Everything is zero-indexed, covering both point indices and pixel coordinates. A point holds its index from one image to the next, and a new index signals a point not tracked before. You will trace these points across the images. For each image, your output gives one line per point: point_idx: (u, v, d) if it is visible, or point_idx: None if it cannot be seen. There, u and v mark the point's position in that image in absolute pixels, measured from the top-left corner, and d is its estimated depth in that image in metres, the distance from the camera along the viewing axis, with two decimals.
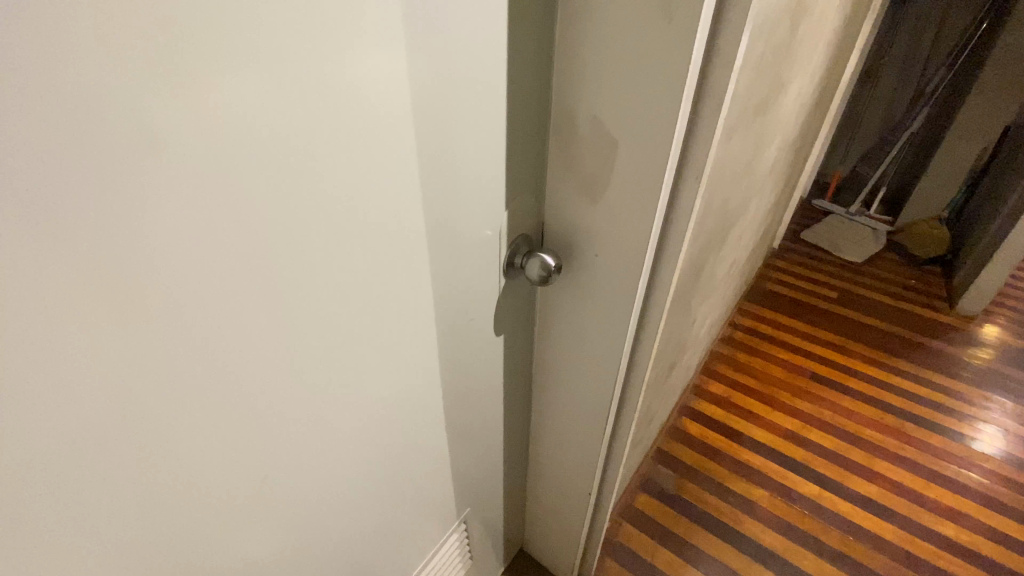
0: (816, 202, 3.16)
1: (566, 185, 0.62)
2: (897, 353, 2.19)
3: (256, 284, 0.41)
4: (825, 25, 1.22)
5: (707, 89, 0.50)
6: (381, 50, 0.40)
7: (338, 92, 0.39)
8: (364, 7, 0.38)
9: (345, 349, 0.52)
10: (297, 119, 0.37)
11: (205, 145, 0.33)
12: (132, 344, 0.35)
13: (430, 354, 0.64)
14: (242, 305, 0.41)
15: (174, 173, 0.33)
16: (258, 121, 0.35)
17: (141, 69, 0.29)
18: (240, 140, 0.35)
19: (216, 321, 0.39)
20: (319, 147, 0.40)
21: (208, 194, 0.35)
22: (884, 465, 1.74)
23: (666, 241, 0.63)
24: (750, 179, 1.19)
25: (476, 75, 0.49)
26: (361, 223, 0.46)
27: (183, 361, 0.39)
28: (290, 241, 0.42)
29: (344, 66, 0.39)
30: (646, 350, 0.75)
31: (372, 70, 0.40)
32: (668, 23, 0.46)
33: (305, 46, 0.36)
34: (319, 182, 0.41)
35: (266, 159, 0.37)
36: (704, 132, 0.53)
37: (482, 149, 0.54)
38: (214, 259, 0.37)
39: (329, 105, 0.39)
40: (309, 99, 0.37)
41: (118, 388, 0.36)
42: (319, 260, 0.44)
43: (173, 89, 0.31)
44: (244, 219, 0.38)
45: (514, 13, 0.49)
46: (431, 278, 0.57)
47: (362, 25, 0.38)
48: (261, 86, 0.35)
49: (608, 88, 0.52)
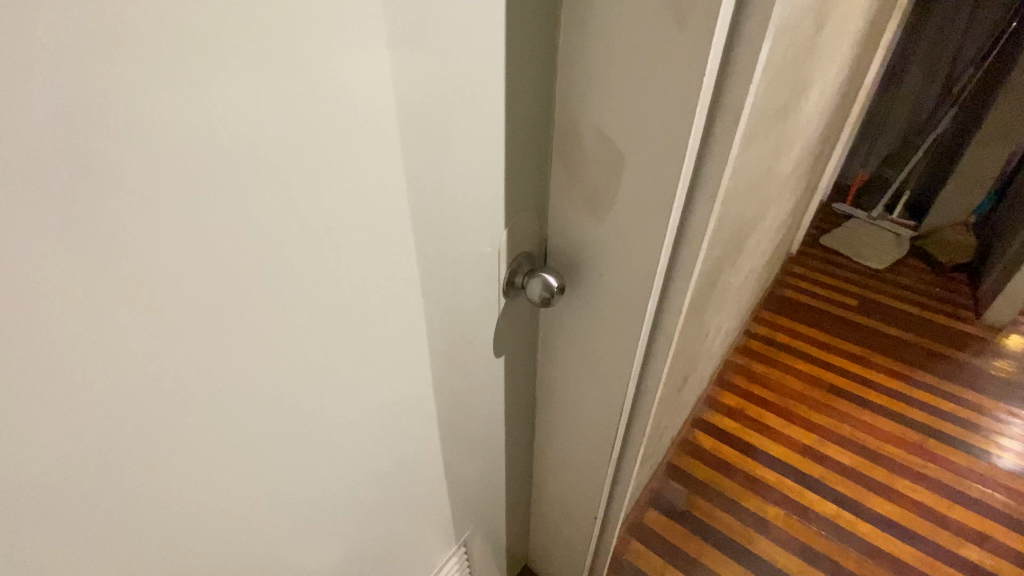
0: (835, 205, 3.07)
1: (570, 201, 0.58)
2: (920, 364, 2.11)
3: (231, 311, 0.38)
4: (850, 25, 1.16)
5: (724, 100, 0.46)
6: (363, 65, 0.37)
7: (317, 106, 0.36)
8: (343, 19, 0.34)
9: (331, 375, 0.49)
10: (269, 140, 0.34)
11: (175, 171, 0.31)
12: (107, 372, 0.33)
13: (425, 375, 0.61)
14: (218, 333, 0.38)
15: (147, 200, 0.31)
16: (228, 139, 0.32)
17: (107, 94, 0.27)
18: (207, 165, 0.32)
19: (191, 350, 0.37)
20: (297, 166, 0.37)
21: (180, 221, 0.33)
22: (906, 484, 1.67)
23: (676, 261, 0.59)
24: (768, 187, 1.13)
25: (471, 88, 0.45)
26: (346, 245, 0.43)
27: (159, 390, 0.37)
28: (266, 266, 0.39)
29: (320, 82, 0.35)
30: (655, 372, 0.71)
31: (353, 86, 0.37)
32: (681, 30, 0.42)
33: (274, 63, 0.32)
34: (293, 205, 0.38)
35: (237, 186, 0.34)
36: (720, 147, 0.49)
37: (479, 165, 0.51)
38: (186, 287, 0.35)
39: (304, 120, 0.36)
40: (284, 114, 0.34)
41: (91, 418, 0.34)
42: (301, 284, 0.42)
43: (139, 113, 0.28)
44: (217, 247, 0.35)
45: (513, 20, 0.45)
46: (424, 300, 0.54)
47: (341, 37, 0.35)
48: (229, 100, 0.32)
49: (615, 100, 0.48)
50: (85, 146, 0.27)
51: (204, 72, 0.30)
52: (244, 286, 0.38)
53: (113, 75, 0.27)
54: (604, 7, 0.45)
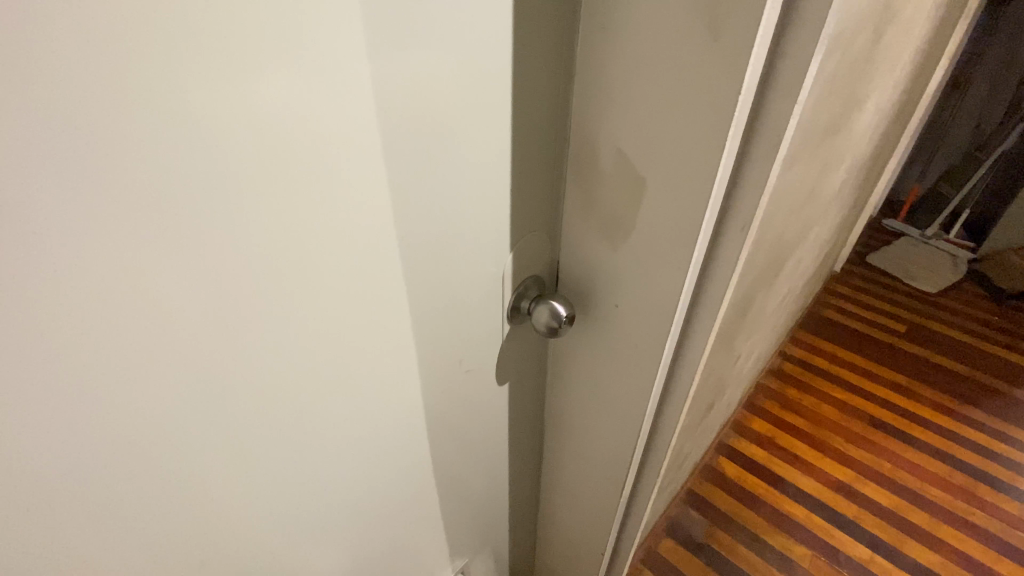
0: (886, 221, 2.88)
1: (584, 225, 0.53)
2: (972, 400, 1.95)
3: (215, 343, 0.36)
4: (914, 29, 1.06)
5: (762, 122, 0.40)
6: (340, 77, 0.33)
7: (289, 117, 0.32)
8: (319, 30, 0.30)
9: (313, 408, 0.45)
10: (235, 162, 0.31)
11: (166, 197, 0.29)
12: (118, 396, 0.32)
13: (420, 404, 0.57)
14: (202, 364, 0.36)
15: (149, 225, 0.29)
16: (186, 153, 0.29)
17: (99, 117, 0.25)
18: (178, 192, 0.29)
19: (185, 380, 0.35)
20: (268, 184, 0.33)
21: (172, 248, 0.31)
22: (949, 531, 1.54)
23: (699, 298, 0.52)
24: (812, 205, 1.04)
25: (472, 103, 0.41)
26: (326, 271, 0.39)
27: (157, 418, 0.35)
28: (239, 292, 0.35)
29: (290, 98, 0.31)
30: (672, 415, 0.64)
31: (330, 102, 0.33)
32: (713, 42, 0.36)
33: (234, 78, 0.29)
34: (265, 234, 0.34)
35: (208, 213, 0.31)
36: (754, 176, 0.42)
37: (480, 185, 0.46)
38: (171, 319, 0.33)
39: (275, 140, 0.32)
40: (251, 126, 0.30)
41: (101, 443, 0.33)
42: (275, 313, 0.38)
43: (125, 137, 0.26)
44: (198, 278, 0.33)
45: (523, 27, 0.40)
46: (417, 329, 0.50)
47: (316, 49, 0.31)
48: (185, 109, 0.28)
49: (636, 118, 0.43)
50: (53, 175, 0.25)
51: (153, 77, 0.26)
52: (211, 315, 0.34)
53: (90, 102, 0.25)
54: (626, 16, 0.40)
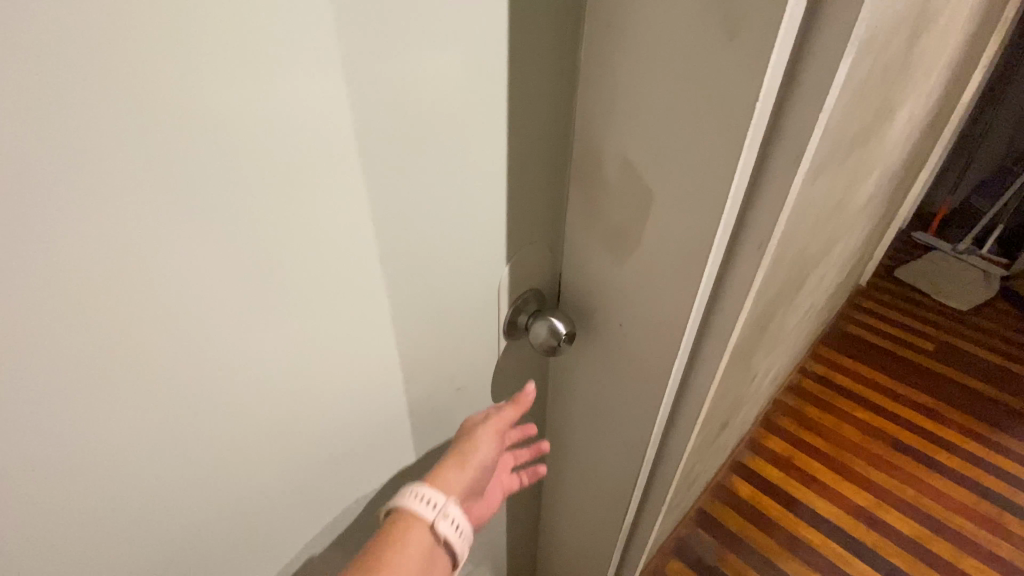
0: (914, 235, 2.77)
1: (587, 236, 0.49)
2: (1003, 426, 1.85)
3: (199, 361, 0.33)
4: (953, 33, 0.99)
5: (783, 130, 0.36)
6: (319, 78, 0.30)
7: (260, 116, 0.29)
8: (297, 27, 0.28)
9: (295, 428, 0.43)
10: (208, 170, 0.28)
11: (140, 206, 0.27)
12: (100, 414, 0.30)
13: (409, 418, 0.54)
14: (181, 384, 0.33)
15: (124, 235, 0.27)
16: (144, 154, 0.26)
17: (67, 121, 0.23)
18: (152, 200, 0.27)
19: (168, 397, 0.33)
20: (236, 188, 0.30)
21: (148, 261, 0.28)
22: (976, 564, 1.46)
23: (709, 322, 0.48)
24: (838, 218, 0.99)
25: (464, 107, 0.38)
26: (307, 283, 0.36)
27: (139, 438, 0.33)
28: (203, 308, 0.32)
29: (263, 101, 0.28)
30: (678, 440, 0.60)
31: (310, 106, 0.30)
32: (731, 39, 0.32)
33: (206, 78, 0.26)
34: (239, 247, 0.32)
35: (183, 225, 0.29)
36: (772, 187, 0.38)
37: (475, 191, 0.43)
38: (153, 335, 0.30)
39: (248, 146, 0.29)
40: (215, 125, 0.27)
41: (75, 465, 0.31)
42: (251, 330, 0.35)
43: (98, 141, 0.24)
44: (178, 293, 0.30)
45: (521, 24, 0.37)
46: (405, 344, 0.47)
47: (293, 48, 0.28)
48: (138, 109, 0.25)
49: (645, 126, 0.39)
50: (21, 181, 0.23)
51: (99, 69, 0.23)
52: (172, 334, 0.31)
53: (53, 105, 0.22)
54: (635, 13, 0.36)
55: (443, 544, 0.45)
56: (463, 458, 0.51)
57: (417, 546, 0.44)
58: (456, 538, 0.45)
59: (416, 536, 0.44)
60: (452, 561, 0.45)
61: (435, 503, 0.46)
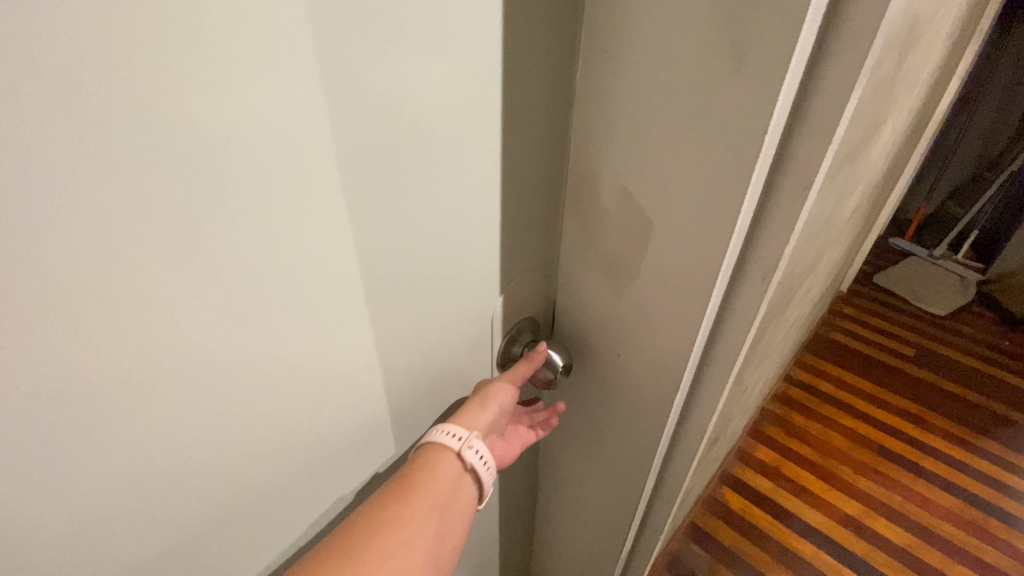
0: (892, 241, 2.82)
1: (583, 265, 0.47)
2: (984, 430, 1.88)
3: (176, 417, 0.31)
4: (935, 47, 1.00)
5: (788, 162, 0.34)
6: (300, 115, 0.28)
7: (233, 155, 0.26)
8: (274, 61, 0.25)
9: (280, 477, 0.40)
10: (181, 218, 0.26)
11: (107, 259, 0.24)
12: (68, 480, 0.28)
13: (398, 457, 0.51)
14: (156, 444, 0.30)
15: (88, 291, 0.24)
16: (111, 204, 0.23)
17: (21, 172, 0.21)
18: (120, 251, 0.25)
19: (143, 457, 0.30)
20: (207, 231, 0.27)
21: (118, 315, 0.26)
22: (963, 570, 1.47)
23: (711, 354, 0.46)
24: (826, 231, 0.99)
25: (456, 138, 0.36)
26: (289, 328, 0.34)
27: (110, 502, 0.30)
28: (171, 361, 0.29)
29: (238, 142, 0.26)
30: (678, 472, 0.58)
31: (291, 145, 0.28)
32: (737, 70, 0.31)
33: (176, 119, 0.24)
34: (216, 296, 0.29)
35: (152, 275, 0.26)
36: (777, 219, 0.37)
37: (467, 222, 0.41)
38: (125, 394, 0.28)
39: (224, 191, 0.27)
40: (183, 167, 0.25)
41: (41, 536, 0.28)
42: (230, 382, 0.32)
43: (58, 192, 0.22)
44: (151, 347, 0.28)
45: (514, 49, 0.35)
46: (394, 383, 0.45)
47: (272, 84, 0.26)
48: (99, 157, 0.22)
49: (646, 156, 0.38)
50: None
51: (52, 117, 0.21)
52: (137, 392, 0.28)
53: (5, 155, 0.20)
54: (633, 41, 0.34)
55: (469, 472, 0.45)
56: (483, 395, 0.48)
57: (446, 476, 0.43)
58: (483, 469, 0.45)
59: (443, 468, 0.43)
60: (480, 490, 0.45)
61: (461, 436, 0.45)
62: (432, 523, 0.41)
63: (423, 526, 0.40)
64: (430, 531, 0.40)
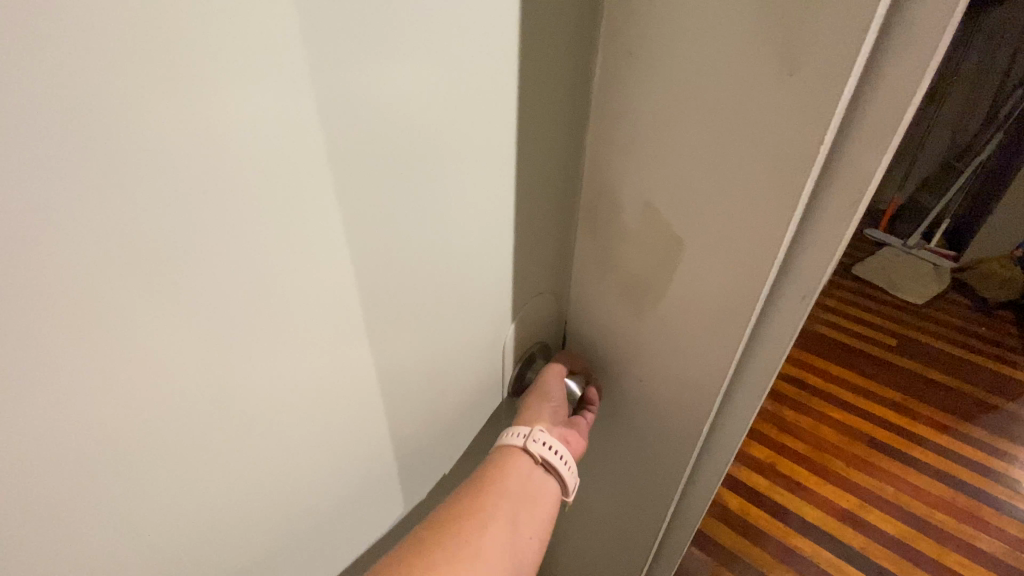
0: (867, 231, 2.87)
1: (601, 285, 0.43)
2: (967, 416, 1.91)
3: (158, 490, 0.26)
4: None
5: (835, 173, 0.31)
6: (292, 136, 0.23)
7: (219, 188, 0.22)
8: (260, 75, 0.21)
9: (282, 544, 0.35)
10: (157, 266, 0.21)
11: (69, 321, 0.20)
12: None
13: (409, 510, 0.46)
14: (135, 521, 0.26)
15: (46, 358, 0.20)
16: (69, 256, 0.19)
17: None
18: (86, 307, 0.20)
19: (118, 537, 0.26)
20: (191, 277, 0.23)
21: (86, 383, 0.21)
22: (958, 558, 1.49)
23: (741, 379, 0.42)
24: None
25: (465, 152, 0.31)
26: (286, 380, 0.29)
27: None
28: (157, 431, 0.25)
29: (222, 172, 0.22)
30: (699, 500, 0.54)
31: (283, 171, 0.24)
32: (789, 74, 0.27)
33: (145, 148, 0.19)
34: (201, 353, 0.24)
35: (124, 336, 0.22)
36: (820, 234, 0.33)
37: (478, 246, 0.36)
38: (94, 470, 0.23)
39: (205, 231, 0.22)
40: (162, 204, 0.20)
41: None
42: (221, 445, 0.28)
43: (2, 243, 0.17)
44: (127, 415, 0.23)
45: (532, 57, 0.31)
46: (405, 427, 0.40)
47: (258, 102, 0.21)
48: (49, 199, 0.18)
49: (674, 168, 0.34)
50: None
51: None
52: (118, 468, 0.24)
53: None
54: (660, 42, 0.31)
55: (542, 466, 0.42)
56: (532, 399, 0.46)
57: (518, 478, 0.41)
58: (561, 464, 0.43)
59: (517, 466, 0.41)
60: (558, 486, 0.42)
61: (524, 431, 0.43)
62: (509, 520, 0.39)
63: (500, 525, 0.38)
64: (506, 531, 0.38)
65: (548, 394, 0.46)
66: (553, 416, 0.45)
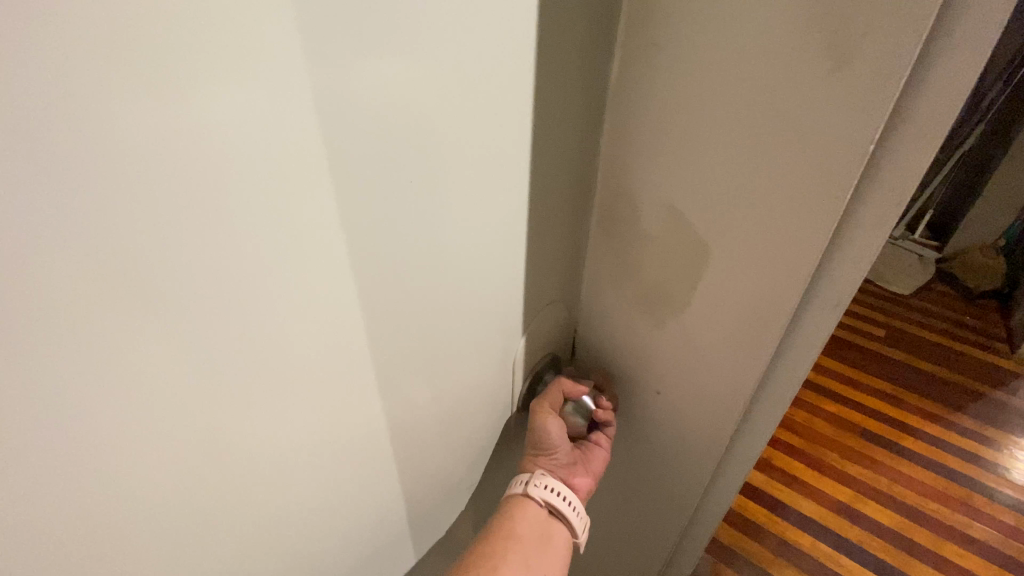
0: None
1: (616, 295, 0.41)
2: (955, 404, 1.92)
3: (157, 544, 0.23)
4: None
5: (877, 176, 0.28)
6: (294, 139, 0.20)
7: (209, 206, 0.19)
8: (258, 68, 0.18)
9: None
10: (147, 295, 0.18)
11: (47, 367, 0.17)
12: None
13: (420, 546, 0.43)
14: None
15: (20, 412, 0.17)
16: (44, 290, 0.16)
17: None
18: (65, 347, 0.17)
19: None
20: (185, 305, 0.20)
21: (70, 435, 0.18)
22: (952, 548, 1.50)
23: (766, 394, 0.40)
24: None
25: (479, 153, 0.28)
26: (291, 412, 0.26)
27: None
28: (150, 483, 0.21)
29: (218, 184, 0.19)
30: (717, 516, 0.51)
31: (285, 181, 0.21)
32: (836, 69, 0.25)
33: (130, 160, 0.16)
34: (197, 390, 0.21)
35: (111, 377, 0.19)
36: (857, 241, 0.31)
37: (492, 260, 0.33)
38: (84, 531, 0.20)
39: (200, 252, 0.19)
40: (152, 225, 0.17)
41: None
42: (224, 488, 0.25)
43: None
44: (118, 466, 0.20)
45: (551, 50, 0.29)
46: (420, 453, 0.37)
47: (258, 101, 0.18)
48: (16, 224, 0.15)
49: (703, 169, 0.31)
50: None
51: None
52: (111, 526, 0.21)
53: None
54: (691, 32, 0.28)
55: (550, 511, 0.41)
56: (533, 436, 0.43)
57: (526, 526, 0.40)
58: (567, 507, 0.41)
59: (524, 518, 0.40)
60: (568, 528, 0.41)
61: (525, 478, 0.42)
62: (521, 574, 0.37)
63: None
64: None
65: (547, 438, 0.42)
66: (555, 457, 0.43)
